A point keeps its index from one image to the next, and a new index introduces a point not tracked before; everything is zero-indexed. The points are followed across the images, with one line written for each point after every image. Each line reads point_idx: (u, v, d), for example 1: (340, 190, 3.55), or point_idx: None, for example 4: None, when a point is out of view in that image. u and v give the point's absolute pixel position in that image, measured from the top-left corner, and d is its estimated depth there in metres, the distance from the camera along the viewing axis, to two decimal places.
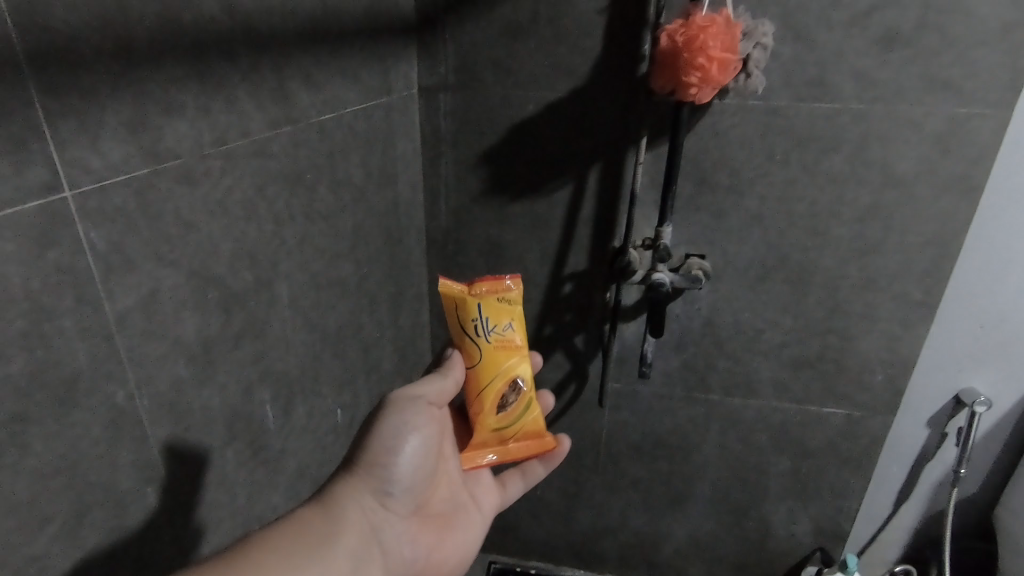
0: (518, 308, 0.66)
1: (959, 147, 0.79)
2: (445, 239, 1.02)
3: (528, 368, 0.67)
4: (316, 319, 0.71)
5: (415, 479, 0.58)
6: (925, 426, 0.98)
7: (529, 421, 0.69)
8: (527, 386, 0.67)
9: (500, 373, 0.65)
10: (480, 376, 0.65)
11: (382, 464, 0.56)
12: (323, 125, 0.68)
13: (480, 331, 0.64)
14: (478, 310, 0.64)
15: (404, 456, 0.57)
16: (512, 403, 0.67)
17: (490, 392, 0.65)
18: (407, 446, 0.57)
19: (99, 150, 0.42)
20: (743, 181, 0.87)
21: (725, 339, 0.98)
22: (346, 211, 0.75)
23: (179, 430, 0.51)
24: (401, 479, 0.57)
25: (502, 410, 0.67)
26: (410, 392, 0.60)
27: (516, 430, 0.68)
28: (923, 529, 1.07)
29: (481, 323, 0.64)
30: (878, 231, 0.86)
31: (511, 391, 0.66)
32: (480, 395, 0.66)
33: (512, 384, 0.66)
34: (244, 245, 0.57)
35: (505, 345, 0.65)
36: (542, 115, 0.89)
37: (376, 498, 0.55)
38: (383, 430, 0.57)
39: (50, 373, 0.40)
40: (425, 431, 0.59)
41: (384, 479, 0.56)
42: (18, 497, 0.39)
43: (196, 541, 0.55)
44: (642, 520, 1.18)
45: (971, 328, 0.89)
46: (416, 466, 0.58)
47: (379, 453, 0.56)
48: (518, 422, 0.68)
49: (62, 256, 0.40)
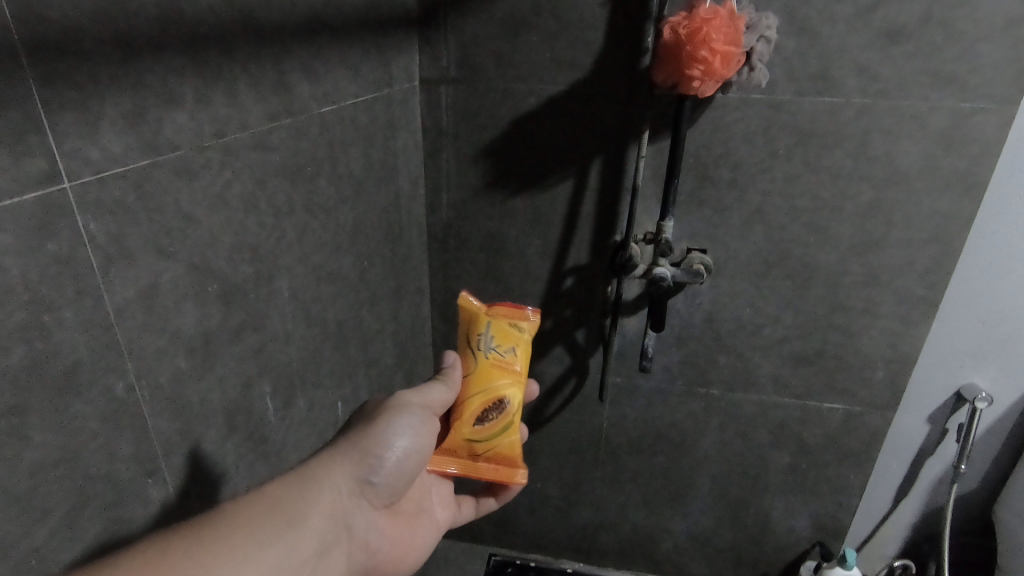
0: (526, 337, 0.68)
1: (963, 143, 0.78)
2: (446, 233, 1.02)
3: (518, 394, 0.67)
4: (316, 313, 0.72)
5: (397, 476, 0.59)
6: (925, 422, 0.98)
7: (503, 444, 0.67)
8: (512, 411, 0.67)
9: (488, 387, 0.66)
10: (469, 385, 0.66)
11: (374, 454, 0.57)
12: (323, 118, 0.68)
13: (482, 345, 0.67)
14: (486, 327, 0.67)
15: (397, 453, 0.58)
16: (490, 419, 0.66)
17: (472, 402, 0.66)
18: (402, 445, 0.59)
19: (98, 143, 0.42)
20: (745, 176, 0.87)
21: (725, 335, 0.98)
22: (346, 205, 0.75)
23: (178, 421, 0.52)
24: (385, 474, 0.58)
25: (479, 422, 0.66)
26: (419, 398, 0.62)
27: (485, 449, 0.66)
28: (921, 525, 1.07)
29: (485, 339, 0.67)
30: (880, 227, 0.85)
31: (494, 408, 0.66)
32: (465, 402, 0.66)
33: (498, 402, 0.66)
34: (244, 238, 0.57)
35: (503, 365, 0.66)
36: (544, 109, 0.89)
37: (358, 485, 0.56)
38: (387, 425, 0.58)
39: (49, 363, 0.40)
40: (422, 435, 0.60)
41: (372, 470, 0.57)
42: (19, 487, 0.39)
43: None
44: (641, 514, 1.18)
45: (973, 324, 0.89)
46: (403, 466, 0.59)
47: (376, 445, 0.57)
48: (490, 441, 0.66)
49: (61, 247, 0.40)
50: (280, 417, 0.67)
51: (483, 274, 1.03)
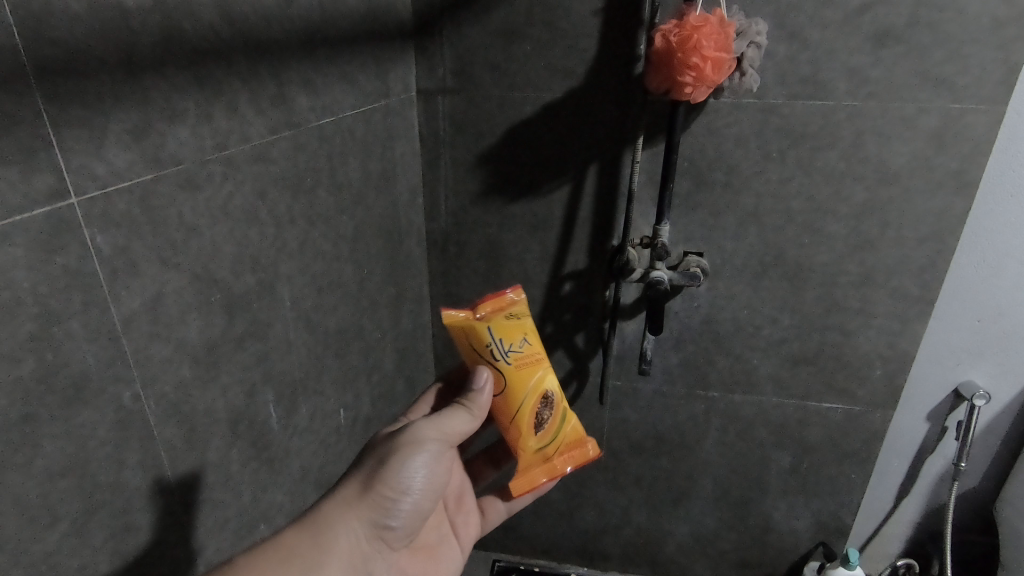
0: (527, 322, 0.67)
1: (954, 142, 0.79)
2: (445, 240, 1.03)
3: (555, 381, 0.68)
4: (321, 318, 0.73)
5: (415, 516, 0.58)
6: (925, 420, 0.99)
7: (568, 433, 0.71)
8: (557, 398, 0.68)
9: (530, 390, 0.65)
10: (511, 400, 0.65)
11: (388, 499, 0.56)
12: (322, 129, 0.70)
13: (496, 353, 0.64)
14: (489, 334, 0.64)
15: (413, 496, 0.56)
16: (547, 419, 0.68)
17: (525, 414, 0.65)
18: (417, 487, 0.57)
19: (103, 158, 0.43)
20: (740, 179, 0.88)
21: (724, 336, 0.99)
22: (345, 214, 0.77)
23: (184, 430, 0.53)
24: (402, 516, 0.57)
25: (540, 428, 0.67)
26: (438, 431, 0.59)
27: (556, 448, 0.69)
28: (924, 523, 1.08)
29: (497, 345, 0.64)
30: (874, 227, 0.86)
31: (544, 405, 0.67)
32: (517, 416, 0.65)
33: (544, 398, 0.67)
34: (251, 245, 0.59)
35: (527, 361, 0.66)
36: (539, 116, 0.90)
37: (373, 529, 0.56)
38: (401, 468, 0.56)
39: (57, 373, 0.41)
40: (437, 473, 0.58)
41: (387, 513, 0.56)
42: (30, 495, 0.40)
43: (200, 538, 0.56)
44: (644, 517, 1.19)
45: (969, 321, 0.90)
46: (420, 507, 0.58)
47: (390, 489, 0.55)
48: (556, 438, 0.69)
49: (69, 260, 0.42)
50: (285, 420, 0.68)
51: (482, 280, 1.04)
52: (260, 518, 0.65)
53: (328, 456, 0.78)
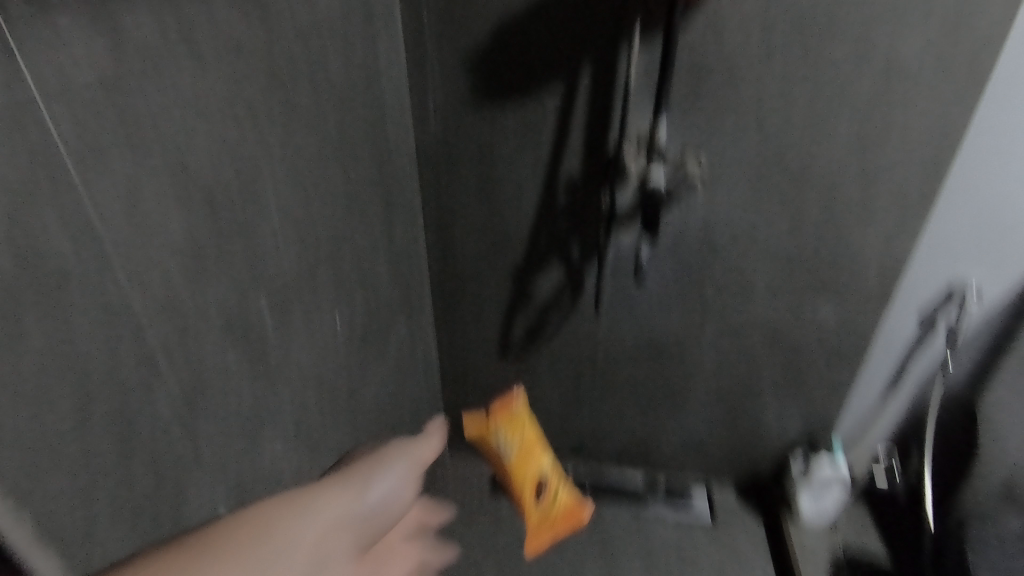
0: None
1: (968, 24, 0.74)
2: (434, 148, 0.99)
3: None
4: (303, 229, 0.71)
5: None
6: (914, 319, 1.01)
7: None
8: None
9: None
10: None
11: None
12: (297, 18, 0.65)
13: None
14: None
15: None
16: None
17: None
18: None
19: (55, 33, 0.41)
20: (741, 72, 0.83)
21: (721, 241, 0.98)
22: (328, 114, 0.73)
23: (175, 322, 0.53)
24: None
25: None
26: None
27: None
28: (906, 418, 1.12)
29: None
30: (876, 123, 0.83)
31: None
32: None
33: None
34: (223, 148, 0.56)
35: None
36: (531, 6, 0.84)
37: None
38: None
39: (34, 261, 0.41)
40: None
41: None
42: (18, 384, 0.40)
43: (203, 430, 0.58)
44: (638, 421, 1.23)
45: (961, 217, 0.90)
46: None
47: None
48: None
49: (34, 138, 0.40)
50: (274, 332, 0.67)
51: (474, 189, 1.02)
52: (262, 416, 0.67)
53: (320, 369, 0.79)
